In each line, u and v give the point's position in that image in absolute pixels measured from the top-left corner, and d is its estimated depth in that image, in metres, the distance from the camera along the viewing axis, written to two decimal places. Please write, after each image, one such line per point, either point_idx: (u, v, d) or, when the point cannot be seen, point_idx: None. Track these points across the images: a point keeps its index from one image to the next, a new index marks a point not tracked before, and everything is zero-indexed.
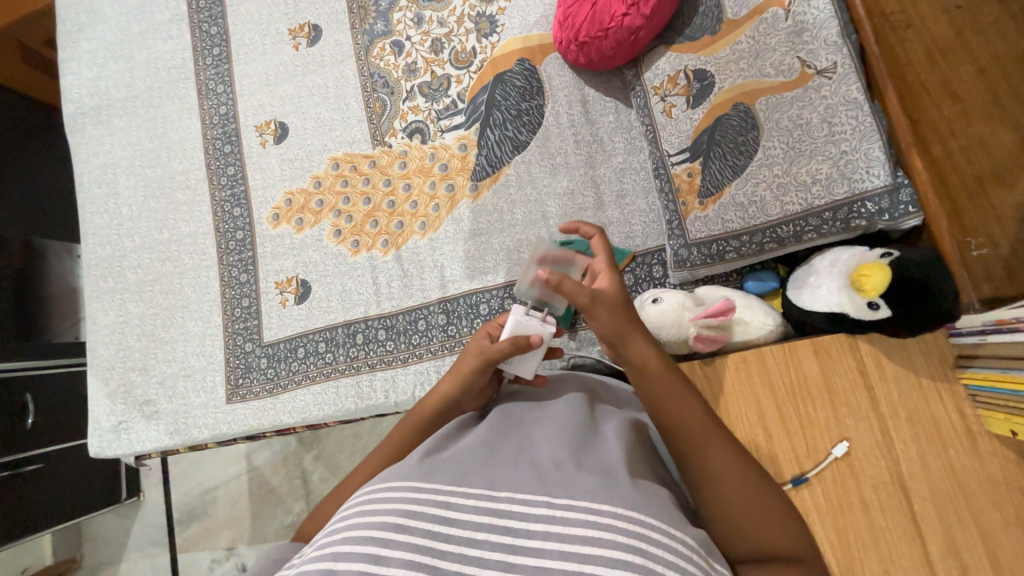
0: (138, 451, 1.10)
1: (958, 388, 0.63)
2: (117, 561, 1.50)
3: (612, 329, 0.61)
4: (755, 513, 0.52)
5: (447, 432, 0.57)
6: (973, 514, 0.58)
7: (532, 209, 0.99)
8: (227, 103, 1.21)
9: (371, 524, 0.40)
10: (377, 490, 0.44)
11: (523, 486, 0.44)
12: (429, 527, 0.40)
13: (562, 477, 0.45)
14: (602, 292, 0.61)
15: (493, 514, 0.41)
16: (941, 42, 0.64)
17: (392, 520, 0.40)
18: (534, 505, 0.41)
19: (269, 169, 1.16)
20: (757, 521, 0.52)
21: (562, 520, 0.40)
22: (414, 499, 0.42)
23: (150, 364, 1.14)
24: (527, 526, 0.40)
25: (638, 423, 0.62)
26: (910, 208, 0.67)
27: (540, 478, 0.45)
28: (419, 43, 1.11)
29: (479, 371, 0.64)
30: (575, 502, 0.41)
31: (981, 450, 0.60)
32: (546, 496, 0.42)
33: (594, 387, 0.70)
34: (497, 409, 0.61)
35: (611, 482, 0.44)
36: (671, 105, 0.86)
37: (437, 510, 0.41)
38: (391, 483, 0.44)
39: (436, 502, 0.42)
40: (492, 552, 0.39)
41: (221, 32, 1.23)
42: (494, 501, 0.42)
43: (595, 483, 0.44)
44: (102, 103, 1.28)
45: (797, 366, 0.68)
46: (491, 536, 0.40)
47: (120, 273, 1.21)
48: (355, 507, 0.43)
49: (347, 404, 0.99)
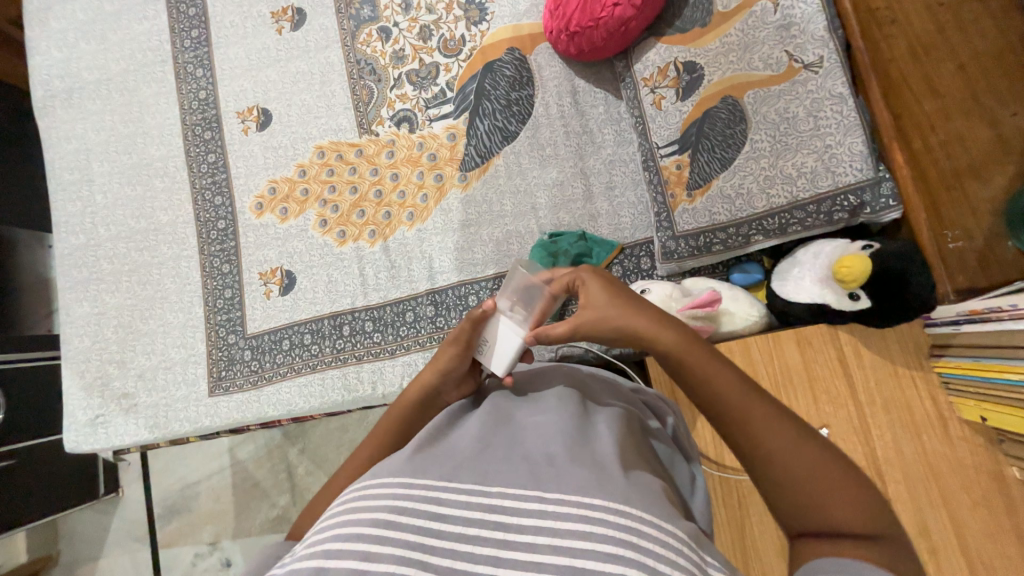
0: (115, 446, 1.07)
1: (933, 376, 0.65)
2: (95, 558, 1.46)
3: (611, 326, 0.58)
4: (811, 490, 0.46)
5: (439, 422, 0.58)
6: (943, 497, 0.61)
7: (521, 200, 0.99)
8: (207, 88, 1.17)
9: (361, 520, 0.40)
10: (369, 485, 0.44)
11: (516, 480, 0.44)
12: (420, 523, 0.40)
13: (554, 472, 0.45)
14: (585, 320, 0.59)
15: (485, 510, 0.41)
16: (924, 38, 0.66)
17: (384, 515, 0.40)
18: (526, 499, 0.42)
19: (252, 156, 1.13)
20: (826, 494, 0.45)
21: (555, 515, 0.40)
22: (404, 495, 0.42)
23: (128, 357, 1.11)
24: (519, 522, 0.40)
25: (628, 412, 0.62)
26: (890, 201, 0.68)
27: (533, 472, 0.45)
28: (407, 29, 1.09)
29: (459, 357, 0.65)
30: (566, 497, 0.41)
31: (952, 435, 0.62)
32: (538, 492, 0.42)
33: (584, 378, 0.69)
34: (488, 401, 0.62)
35: (603, 476, 0.44)
36: (661, 97, 0.86)
37: (428, 506, 0.41)
38: (384, 478, 0.44)
39: (427, 498, 0.42)
40: (484, 547, 0.39)
41: (200, 14, 1.19)
42: (487, 497, 0.42)
43: (588, 477, 0.44)
44: (73, 85, 1.23)
45: (780, 356, 0.70)
46: (482, 531, 0.40)
47: (94, 263, 1.17)
48: (345, 504, 0.43)
49: (333, 396, 0.98)
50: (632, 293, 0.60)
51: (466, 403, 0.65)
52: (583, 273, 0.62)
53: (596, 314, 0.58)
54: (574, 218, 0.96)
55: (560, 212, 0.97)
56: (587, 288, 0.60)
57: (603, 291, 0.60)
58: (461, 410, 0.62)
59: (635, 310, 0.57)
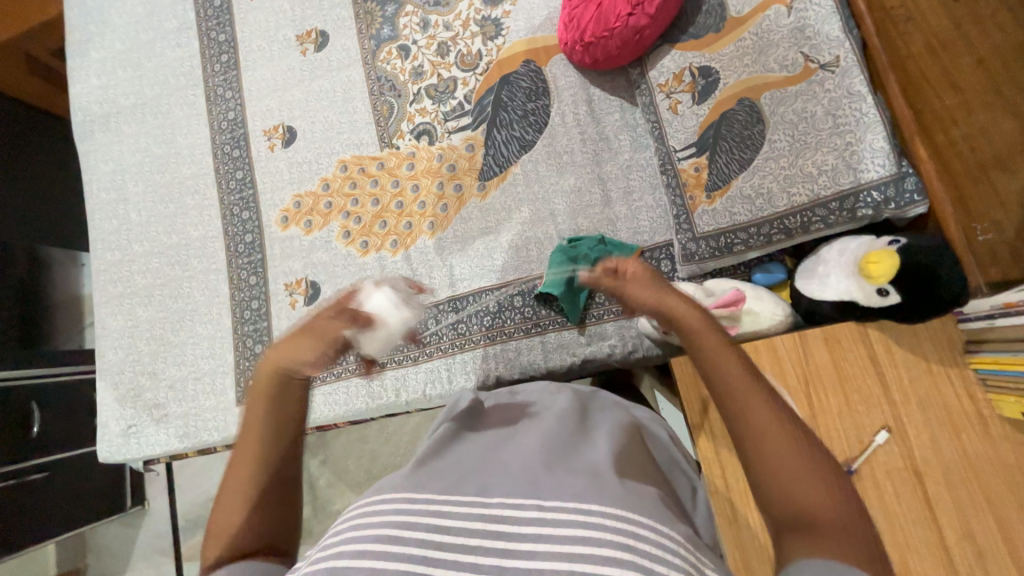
0: (147, 456, 1.10)
1: (969, 372, 0.64)
2: (123, 570, 1.49)
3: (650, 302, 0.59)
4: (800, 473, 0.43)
5: (444, 436, 0.59)
6: (987, 497, 0.59)
7: (540, 207, 1.00)
8: (236, 109, 1.22)
9: (366, 538, 0.40)
10: (371, 503, 0.45)
11: (517, 492, 0.45)
12: (424, 535, 0.40)
13: (552, 482, 0.46)
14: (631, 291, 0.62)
15: (484, 520, 0.42)
16: (940, 34, 0.65)
17: (388, 531, 0.40)
18: (526, 508, 0.42)
19: (278, 172, 1.17)
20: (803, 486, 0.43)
21: (553, 521, 0.41)
22: (407, 510, 0.42)
23: (160, 369, 1.15)
24: (519, 530, 0.41)
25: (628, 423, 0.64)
26: (915, 196, 0.67)
27: (532, 484, 0.46)
28: (425, 46, 1.13)
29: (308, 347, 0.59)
30: (565, 504, 0.42)
31: (993, 433, 0.61)
32: (538, 500, 0.43)
33: (584, 397, 0.70)
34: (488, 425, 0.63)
35: (600, 483, 0.45)
36: (677, 102, 0.87)
37: (431, 519, 0.42)
38: (387, 494, 0.45)
39: (430, 511, 0.43)
40: (487, 557, 0.39)
41: (230, 40, 1.25)
42: (487, 508, 0.43)
43: (586, 484, 0.45)
44: (110, 111, 1.30)
45: (807, 356, 0.69)
46: (484, 541, 0.40)
47: (129, 278, 1.22)
48: (351, 521, 0.44)
49: (358, 404, 1.00)
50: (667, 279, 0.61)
51: (463, 419, 0.64)
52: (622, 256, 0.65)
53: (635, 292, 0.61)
54: (592, 223, 0.98)
55: (579, 217, 0.99)
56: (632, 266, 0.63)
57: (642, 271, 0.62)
58: (462, 420, 0.64)
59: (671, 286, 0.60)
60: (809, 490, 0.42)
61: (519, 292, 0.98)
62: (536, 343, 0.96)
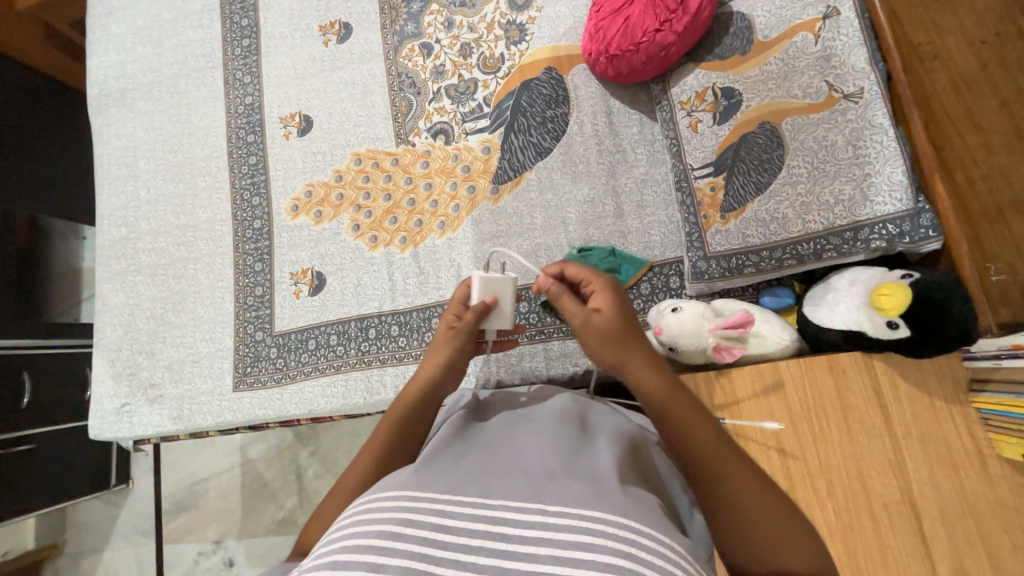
0: (138, 435, 1.09)
1: (971, 411, 0.64)
2: (102, 548, 1.48)
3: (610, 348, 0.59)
4: (771, 532, 0.48)
5: (444, 438, 0.58)
6: (982, 536, 0.60)
7: (552, 214, 1.01)
8: (253, 94, 1.22)
9: (367, 532, 0.40)
10: (373, 499, 0.44)
11: (518, 494, 0.44)
12: (425, 535, 0.40)
13: (553, 486, 0.45)
14: (591, 322, 0.60)
15: (486, 521, 0.41)
16: (966, 74, 0.65)
17: (390, 528, 0.40)
18: (528, 510, 0.42)
19: (291, 160, 1.17)
20: (775, 543, 0.48)
21: (555, 526, 0.40)
22: (408, 508, 0.42)
23: (157, 349, 1.14)
24: (520, 533, 0.40)
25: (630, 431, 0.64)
26: (930, 232, 0.68)
27: (533, 487, 0.45)
28: (448, 46, 1.13)
29: (459, 347, 0.68)
30: (566, 509, 0.42)
31: (991, 472, 0.61)
32: (540, 503, 0.43)
33: (585, 402, 0.69)
34: (490, 427, 0.62)
35: (602, 490, 0.45)
36: (697, 121, 0.87)
37: (433, 518, 0.41)
38: (388, 492, 0.44)
39: (432, 510, 0.42)
40: (488, 558, 0.39)
41: (252, 24, 1.25)
42: (489, 508, 0.43)
43: (587, 490, 0.44)
44: (127, 86, 1.29)
45: (812, 382, 0.69)
46: (485, 542, 0.40)
47: (133, 255, 1.21)
48: (352, 517, 0.43)
49: (356, 399, 0.99)
50: (635, 326, 0.60)
51: (468, 417, 0.65)
52: (596, 277, 0.63)
53: (595, 330, 0.60)
54: (603, 234, 0.98)
55: (590, 228, 0.99)
56: (597, 297, 0.62)
57: (613, 309, 0.60)
58: (466, 419, 0.64)
59: (633, 334, 0.60)
60: (793, 550, 0.48)
61: (525, 298, 0.98)
62: (539, 350, 0.96)
